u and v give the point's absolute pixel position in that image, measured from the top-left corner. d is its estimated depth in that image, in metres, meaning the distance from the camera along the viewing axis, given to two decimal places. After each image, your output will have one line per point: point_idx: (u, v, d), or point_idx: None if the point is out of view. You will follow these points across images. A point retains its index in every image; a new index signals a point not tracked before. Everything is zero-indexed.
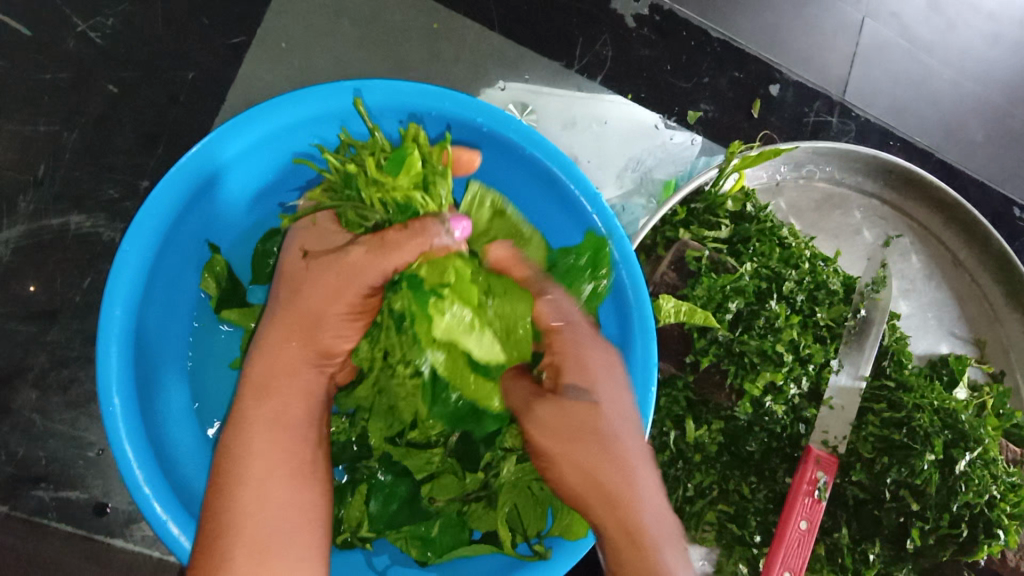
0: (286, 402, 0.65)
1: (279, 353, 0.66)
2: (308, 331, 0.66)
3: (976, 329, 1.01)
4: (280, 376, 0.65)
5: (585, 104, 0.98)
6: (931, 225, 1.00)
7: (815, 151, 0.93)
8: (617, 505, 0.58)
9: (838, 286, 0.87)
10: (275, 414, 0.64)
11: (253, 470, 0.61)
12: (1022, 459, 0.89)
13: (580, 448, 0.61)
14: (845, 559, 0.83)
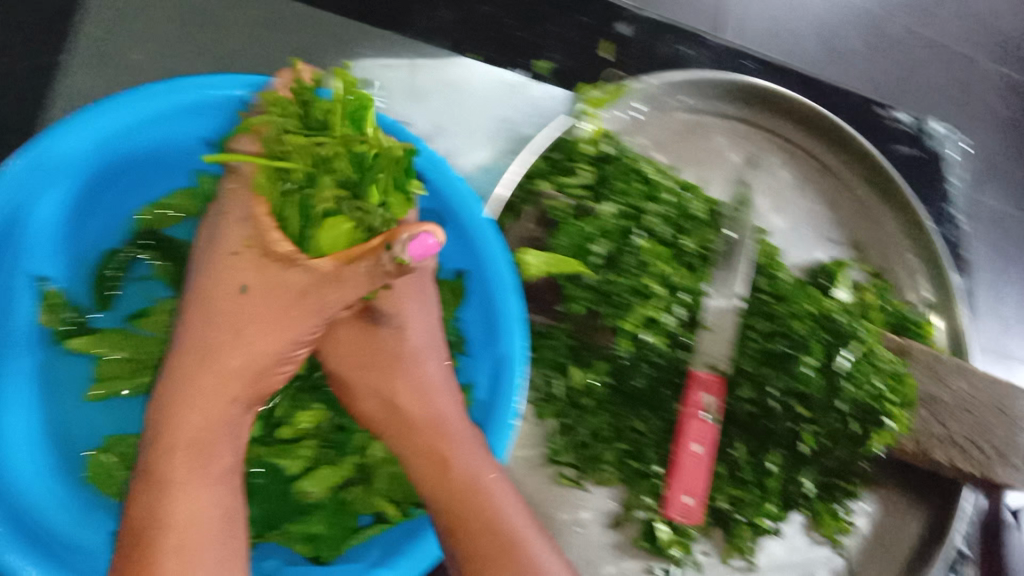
0: (213, 409, 0.68)
1: (198, 370, 0.69)
2: (232, 361, 0.70)
3: (852, 232, 1.02)
4: (206, 396, 0.68)
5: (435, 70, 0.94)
6: (793, 137, 1.02)
7: (667, 82, 0.93)
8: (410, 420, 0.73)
9: (702, 214, 0.88)
10: (199, 430, 0.67)
11: (176, 471, 0.63)
12: (902, 349, 0.93)
13: (378, 372, 0.75)
14: (744, 472, 0.87)
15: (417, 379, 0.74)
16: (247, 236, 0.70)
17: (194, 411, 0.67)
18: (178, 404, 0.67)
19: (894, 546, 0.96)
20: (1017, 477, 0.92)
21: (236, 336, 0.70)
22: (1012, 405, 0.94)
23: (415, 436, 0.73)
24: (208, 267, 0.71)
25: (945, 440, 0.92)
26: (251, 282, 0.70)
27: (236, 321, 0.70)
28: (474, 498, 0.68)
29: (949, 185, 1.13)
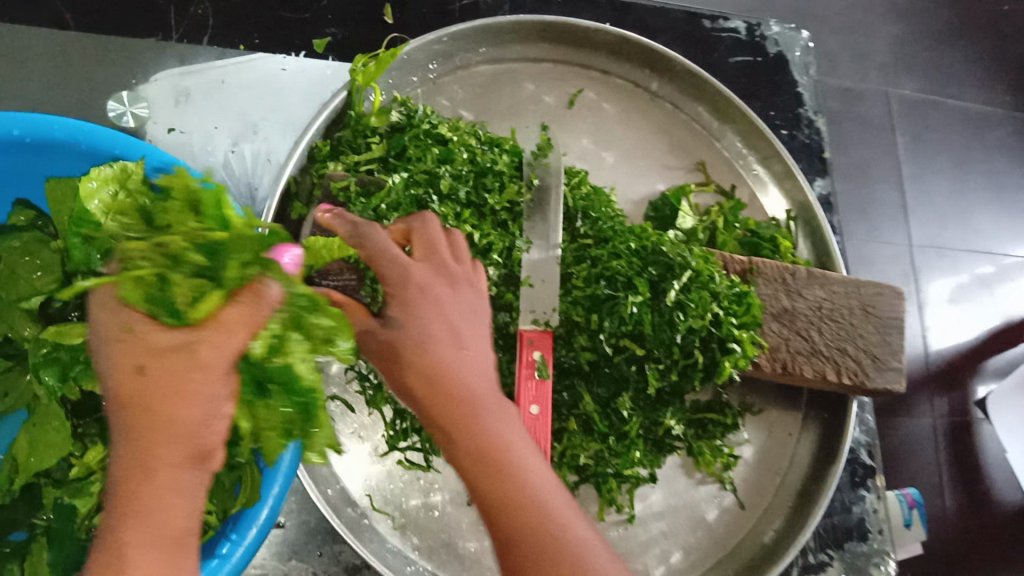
0: (168, 507, 0.51)
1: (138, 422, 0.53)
2: (188, 409, 0.53)
3: (693, 153, 0.99)
4: (163, 444, 0.52)
5: (196, 72, 0.84)
6: (608, 68, 0.98)
7: (454, 37, 0.88)
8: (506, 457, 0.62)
9: (505, 166, 0.84)
10: (163, 489, 0.51)
11: None
12: (749, 268, 0.90)
13: (424, 377, 0.65)
14: (599, 424, 0.82)
15: (464, 380, 0.65)
16: (128, 319, 0.55)
17: (150, 470, 0.51)
18: (129, 467, 0.51)
19: (788, 469, 0.93)
20: (897, 377, 0.88)
21: (173, 382, 0.53)
22: (877, 304, 0.90)
23: (464, 440, 0.62)
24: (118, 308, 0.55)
25: (812, 352, 0.88)
26: (149, 360, 0.53)
27: (184, 356, 0.54)
28: (534, 503, 0.60)
29: (798, 86, 1.09)
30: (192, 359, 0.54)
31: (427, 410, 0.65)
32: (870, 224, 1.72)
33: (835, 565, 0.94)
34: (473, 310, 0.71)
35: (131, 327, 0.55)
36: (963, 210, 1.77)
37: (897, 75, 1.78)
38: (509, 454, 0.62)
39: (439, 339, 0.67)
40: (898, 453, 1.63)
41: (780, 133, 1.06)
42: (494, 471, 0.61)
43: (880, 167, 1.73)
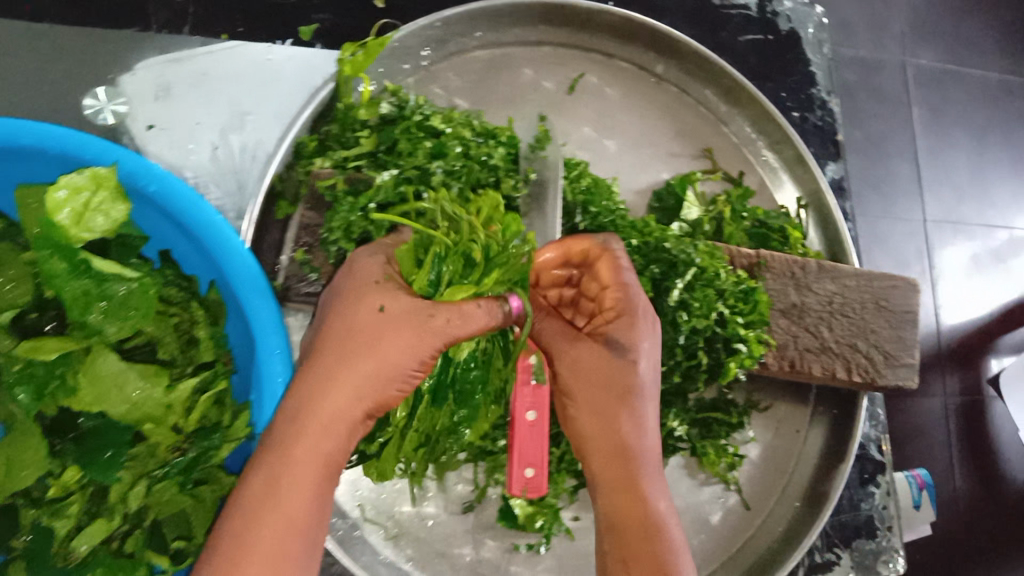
0: (336, 426, 0.62)
1: (282, 455, 0.60)
2: (323, 408, 0.62)
3: (700, 140, 0.95)
4: (302, 448, 0.61)
5: (174, 64, 0.80)
6: (611, 50, 0.93)
7: (447, 21, 0.83)
8: (627, 455, 0.70)
9: (500, 159, 0.80)
10: (276, 492, 0.59)
11: (285, 497, 0.59)
12: (757, 263, 0.85)
13: (596, 405, 0.71)
14: None
15: (640, 417, 0.71)
16: (384, 272, 0.67)
17: (274, 478, 0.59)
18: (255, 490, 0.59)
19: (795, 468, 0.91)
20: (910, 375, 0.86)
21: (314, 390, 0.62)
22: (891, 298, 0.87)
23: (616, 467, 0.70)
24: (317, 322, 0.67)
25: (822, 350, 0.85)
26: (390, 305, 0.64)
27: (325, 364, 0.63)
28: (653, 523, 0.67)
29: (810, 65, 1.04)
30: (432, 321, 0.64)
31: (586, 437, 0.72)
32: (885, 199, 1.67)
33: (842, 563, 0.92)
34: (655, 335, 0.73)
35: (380, 303, 0.64)
36: (980, 183, 1.72)
37: (915, 45, 1.72)
38: (631, 441, 0.70)
39: (620, 330, 0.72)
40: (910, 434, 1.60)
41: (792, 115, 1.01)
42: (615, 460, 0.70)
43: (896, 140, 1.67)
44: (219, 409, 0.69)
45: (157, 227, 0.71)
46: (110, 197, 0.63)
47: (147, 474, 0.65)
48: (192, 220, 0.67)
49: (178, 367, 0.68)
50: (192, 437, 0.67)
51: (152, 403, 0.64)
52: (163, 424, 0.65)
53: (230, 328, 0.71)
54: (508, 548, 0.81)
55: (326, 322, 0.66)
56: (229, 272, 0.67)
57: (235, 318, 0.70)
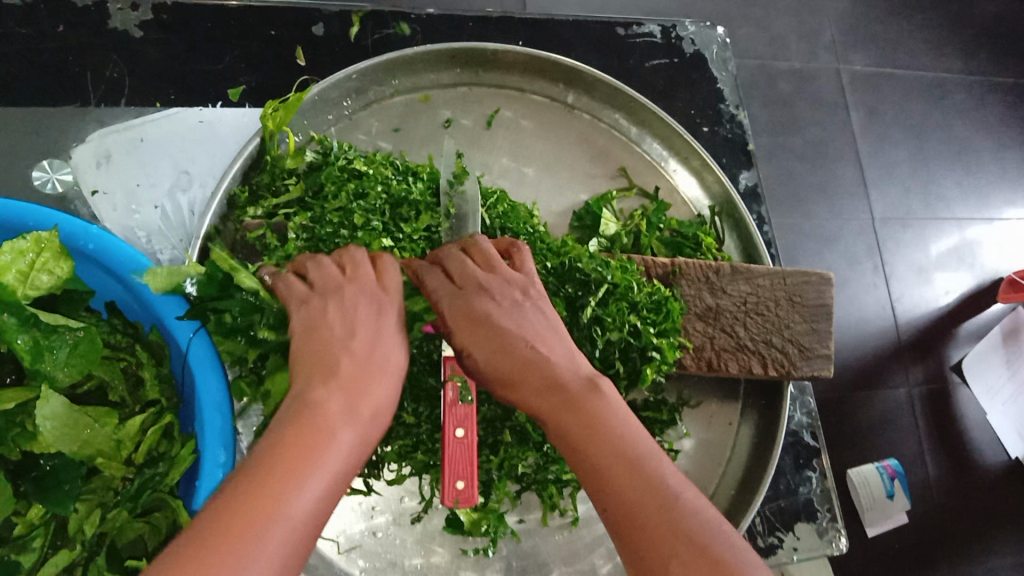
0: (378, 386, 0.66)
1: (333, 442, 0.60)
2: (381, 400, 0.66)
3: (614, 159, 1.02)
4: (338, 441, 0.60)
5: (118, 135, 0.94)
6: (521, 84, 1.01)
7: (363, 72, 0.92)
8: (539, 382, 0.67)
9: (419, 192, 0.86)
10: (314, 475, 0.57)
11: (299, 437, 0.58)
12: (671, 271, 0.91)
13: (473, 323, 0.72)
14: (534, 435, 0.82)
15: (556, 355, 0.69)
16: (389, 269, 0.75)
17: (314, 458, 0.57)
18: (290, 459, 0.57)
19: (729, 458, 0.96)
20: (825, 364, 0.91)
21: (370, 381, 0.66)
22: (804, 293, 0.93)
23: (546, 401, 0.67)
24: (353, 332, 0.68)
25: (738, 348, 0.91)
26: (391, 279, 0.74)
27: (381, 358, 0.68)
28: (608, 429, 0.63)
29: (717, 82, 1.13)
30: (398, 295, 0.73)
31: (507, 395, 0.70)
32: (834, 201, 1.71)
33: (785, 547, 0.96)
34: (528, 278, 0.76)
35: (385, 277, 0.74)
36: (925, 178, 1.78)
37: (847, 52, 1.80)
38: (523, 352, 0.69)
39: (473, 270, 0.74)
40: (886, 424, 1.59)
41: (701, 130, 1.09)
42: (524, 390, 0.68)
43: (837, 143, 1.74)
44: (168, 442, 0.74)
45: (100, 280, 0.78)
46: (54, 256, 0.71)
47: (104, 505, 0.71)
48: (129, 271, 0.74)
49: (127, 406, 0.76)
50: (142, 467, 0.72)
51: (102, 438, 0.70)
52: (115, 458, 0.72)
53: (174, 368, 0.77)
54: (457, 554, 0.86)
55: (379, 328, 0.70)
56: (163, 316, 0.74)
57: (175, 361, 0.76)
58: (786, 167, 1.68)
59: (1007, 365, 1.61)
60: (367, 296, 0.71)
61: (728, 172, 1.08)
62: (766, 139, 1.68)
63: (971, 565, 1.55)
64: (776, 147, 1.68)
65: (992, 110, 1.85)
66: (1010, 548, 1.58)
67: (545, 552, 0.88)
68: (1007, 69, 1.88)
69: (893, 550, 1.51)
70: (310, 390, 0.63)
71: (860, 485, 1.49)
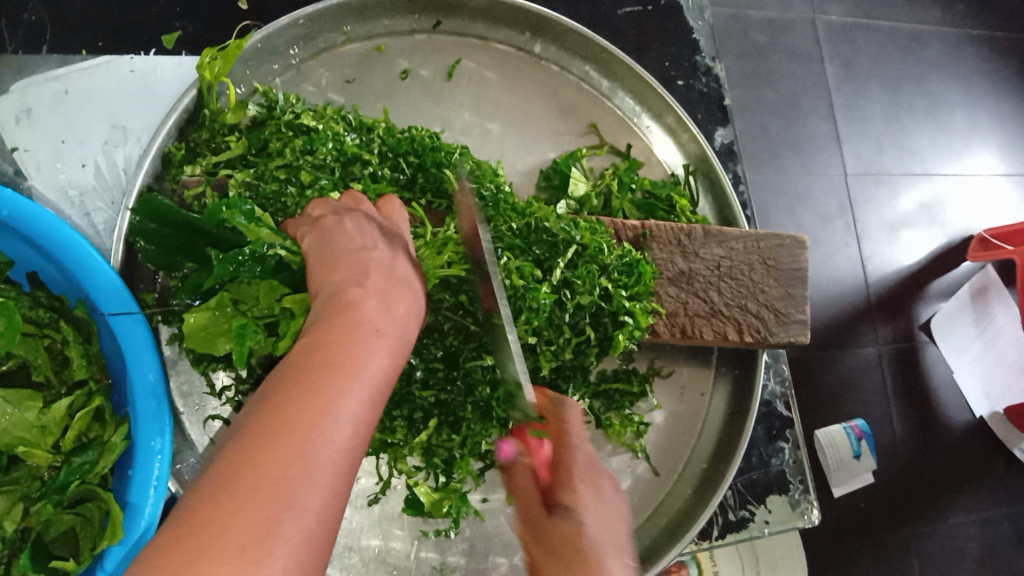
0: (378, 330, 0.57)
1: (368, 345, 0.55)
2: (395, 316, 0.60)
3: (583, 115, 0.96)
4: (364, 359, 0.54)
5: (39, 86, 0.86)
6: (484, 32, 0.94)
7: (311, 18, 0.84)
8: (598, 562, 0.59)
9: (372, 153, 0.80)
10: (356, 377, 0.52)
11: (331, 358, 0.53)
12: (642, 235, 0.86)
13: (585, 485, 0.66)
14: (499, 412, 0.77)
15: (583, 529, 0.62)
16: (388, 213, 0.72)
17: (343, 367, 0.52)
18: (331, 360, 0.53)
19: (702, 428, 0.92)
20: (802, 329, 0.87)
21: (390, 300, 0.61)
22: (778, 257, 0.88)
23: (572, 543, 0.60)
24: (370, 243, 0.66)
25: (712, 313, 0.86)
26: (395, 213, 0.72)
27: (399, 272, 0.65)
28: None
29: (693, 32, 1.06)
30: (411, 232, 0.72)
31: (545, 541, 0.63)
32: (808, 156, 1.67)
33: (756, 520, 0.93)
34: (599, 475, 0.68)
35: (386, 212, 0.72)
36: (899, 134, 1.74)
37: (823, 3, 1.74)
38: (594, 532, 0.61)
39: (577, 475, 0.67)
40: (856, 384, 1.58)
41: (676, 84, 1.03)
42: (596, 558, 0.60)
43: (812, 98, 1.69)
44: (99, 427, 0.69)
45: (20, 248, 0.71)
46: None
47: (28, 497, 0.67)
48: (50, 241, 0.67)
49: (53, 388, 0.70)
50: (70, 455, 0.67)
51: (22, 426, 0.66)
52: (40, 446, 0.67)
53: (104, 347, 0.70)
54: (416, 537, 0.82)
55: (391, 247, 0.68)
56: (91, 292, 0.67)
57: (105, 338, 0.70)
58: (760, 122, 1.63)
59: (976, 324, 1.65)
60: (385, 221, 0.70)
61: (704, 129, 1.02)
62: (738, 93, 1.63)
63: (935, 523, 1.56)
64: (750, 101, 1.63)
65: (968, 65, 1.81)
66: (973, 506, 1.59)
67: (508, 532, 0.84)
68: (984, 21, 1.84)
69: (859, 511, 1.51)
70: (353, 293, 0.60)
71: (827, 446, 1.49)
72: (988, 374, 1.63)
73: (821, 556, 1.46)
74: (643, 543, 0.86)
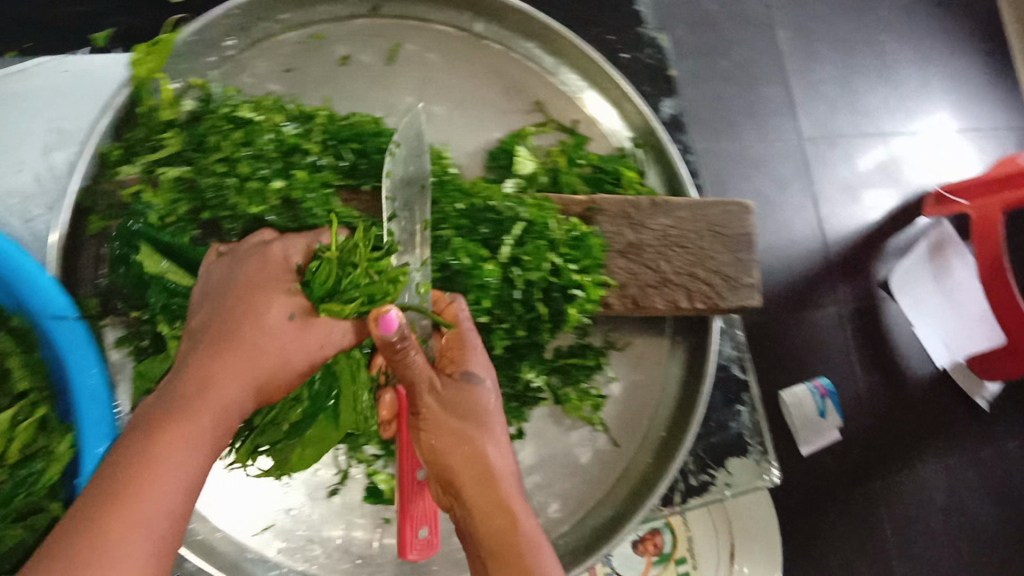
0: (213, 395, 0.63)
1: (183, 424, 0.60)
2: (206, 402, 0.62)
3: (530, 93, 0.96)
4: (178, 438, 0.59)
5: None
6: (423, 15, 0.93)
7: (245, 7, 0.83)
8: (490, 480, 0.69)
9: (312, 141, 0.80)
10: (161, 457, 0.58)
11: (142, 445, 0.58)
12: (589, 209, 0.86)
13: (456, 409, 0.71)
14: None
15: (483, 445, 0.70)
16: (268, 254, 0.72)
17: (150, 451, 0.58)
18: (146, 445, 0.58)
19: (660, 398, 0.93)
20: (752, 294, 0.88)
21: (207, 377, 0.63)
22: (727, 223, 0.89)
23: (476, 486, 0.69)
24: (203, 310, 0.69)
25: (662, 283, 0.87)
26: (278, 245, 0.73)
27: (242, 333, 0.66)
28: (520, 534, 0.67)
29: (635, 5, 1.07)
30: (273, 261, 0.72)
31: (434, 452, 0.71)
32: (759, 122, 1.70)
33: (717, 483, 0.95)
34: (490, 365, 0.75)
35: (266, 243, 0.73)
36: (851, 94, 1.76)
37: None
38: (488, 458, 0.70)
39: (463, 364, 0.73)
40: (813, 346, 1.60)
41: (621, 57, 1.03)
42: (490, 482, 0.69)
43: (762, 65, 1.73)
44: (44, 436, 0.70)
45: None
46: None
47: None
48: None
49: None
50: (17, 466, 0.69)
51: None
52: None
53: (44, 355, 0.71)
54: (379, 522, 0.83)
55: (235, 281, 0.70)
56: (29, 302, 0.68)
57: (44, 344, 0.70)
58: (710, 92, 1.67)
59: (934, 278, 1.67)
60: (235, 264, 0.71)
61: (650, 101, 1.03)
62: (688, 63, 1.66)
63: (904, 474, 1.58)
64: (699, 70, 1.67)
65: (916, 23, 1.83)
66: (943, 456, 1.60)
67: None
68: None
69: (824, 467, 1.54)
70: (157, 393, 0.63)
71: (792, 404, 1.52)
72: (948, 326, 1.66)
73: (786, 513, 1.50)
74: (605, 515, 0.87)
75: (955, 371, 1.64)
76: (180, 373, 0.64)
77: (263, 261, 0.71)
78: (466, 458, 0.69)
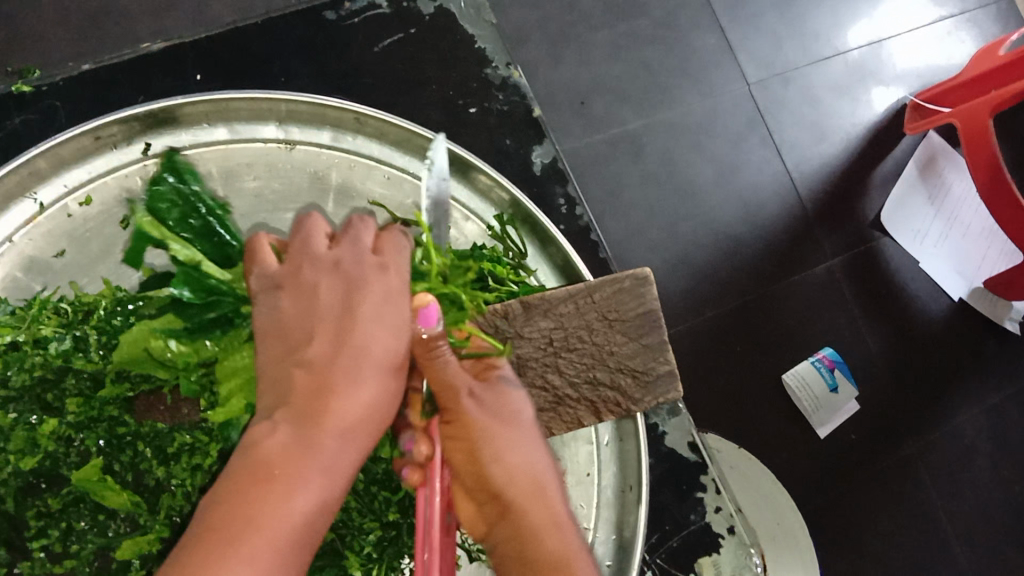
0: (338, 443, 0.52)
1: (292, 484, 0.49)
2: (351, 407, 0.53)
3: (362, 191, 0.79)
4: (293, 503, 0.48)
5: None
6: (214, 141, 0.76)
7: None
8: (531, 498, 0.59)
9: (88, 353, 0.65)
10: (270, 531, 0.46)
11: (249, 509, 0.47)
12: None
13: (504, 418, 0.62)
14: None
15: (511, 447, 0.61)
16: (333, 258, 0.60)
17: (261, 519, 0.46)
18: (247, 512, 0.46)
19: (597, 519, 0.78)
20: (670, 383, 0.72)
21: (336, 428, 0.52)
22: (620, 305, 0.72)
23: (533, 504, 0.59)
24: (352, 292, 0.58)
25: (557, 400, 0.73)
26: (328, 235, 0.63)
27: (358, 335, 0.56)
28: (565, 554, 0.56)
29: (475, 41, 0.93)
30: (353, 270, 0.59)
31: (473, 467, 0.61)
32: (699, 80, 1.40)
33: None
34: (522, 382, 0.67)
35: (332, 252, 0.61)
36: (795, 19, 1.47)
37: None
38: (531, 472, 0.60)
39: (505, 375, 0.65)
40: (818, 307, 1.35)
41: (469, 112, 0.90)
42: (538, 498, 0.59)
43: (689, 11, 1.42)
44: None
45: None
46: None
47: None
48: None
49: None
50: None
51: None
52: None
53: None
54: None
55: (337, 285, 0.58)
56: None
57: None
58: (639, 59, 1.38)
59: (931, 201, 1.41)
60: (335, 266, 0.59)
61: (517, 157, 0.90)
62: (605, 32, 1.37)
63: (966, 425, 1.36)
64: (618, 37, 1.37)
65: None
66: (997, 393, 1.38)
67: None
68: None
69: (863, 446, 1.30)
70: (265, 420, 0.53)
71: (799, 388, 1.28)
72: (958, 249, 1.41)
73: (838, 512, 1.26)
74: None
75: (973, 299, 1.39)
76: (284, 417, 0.52)
77: (379, 269, 0.60)
78: (513, 471, 0.60)
